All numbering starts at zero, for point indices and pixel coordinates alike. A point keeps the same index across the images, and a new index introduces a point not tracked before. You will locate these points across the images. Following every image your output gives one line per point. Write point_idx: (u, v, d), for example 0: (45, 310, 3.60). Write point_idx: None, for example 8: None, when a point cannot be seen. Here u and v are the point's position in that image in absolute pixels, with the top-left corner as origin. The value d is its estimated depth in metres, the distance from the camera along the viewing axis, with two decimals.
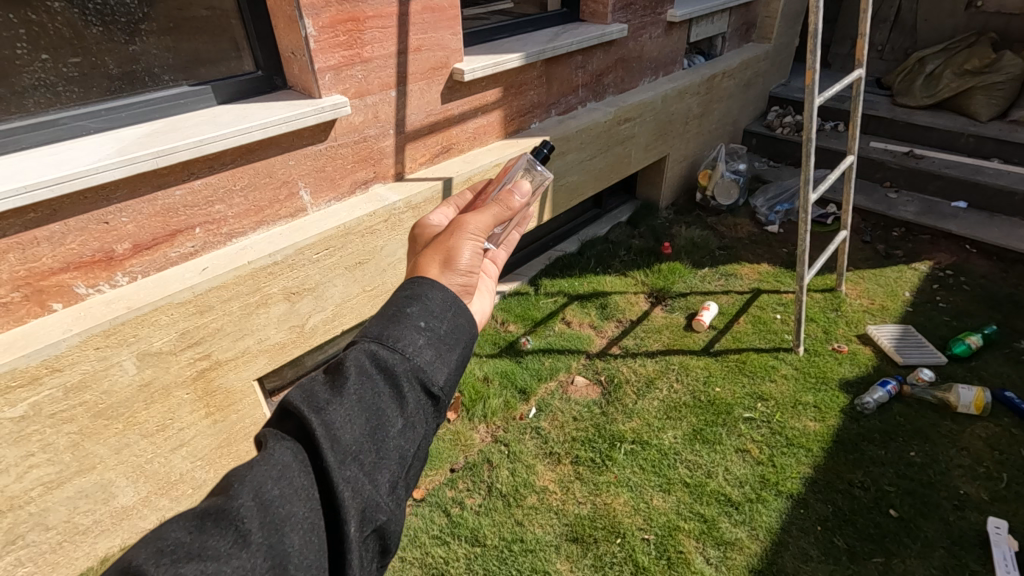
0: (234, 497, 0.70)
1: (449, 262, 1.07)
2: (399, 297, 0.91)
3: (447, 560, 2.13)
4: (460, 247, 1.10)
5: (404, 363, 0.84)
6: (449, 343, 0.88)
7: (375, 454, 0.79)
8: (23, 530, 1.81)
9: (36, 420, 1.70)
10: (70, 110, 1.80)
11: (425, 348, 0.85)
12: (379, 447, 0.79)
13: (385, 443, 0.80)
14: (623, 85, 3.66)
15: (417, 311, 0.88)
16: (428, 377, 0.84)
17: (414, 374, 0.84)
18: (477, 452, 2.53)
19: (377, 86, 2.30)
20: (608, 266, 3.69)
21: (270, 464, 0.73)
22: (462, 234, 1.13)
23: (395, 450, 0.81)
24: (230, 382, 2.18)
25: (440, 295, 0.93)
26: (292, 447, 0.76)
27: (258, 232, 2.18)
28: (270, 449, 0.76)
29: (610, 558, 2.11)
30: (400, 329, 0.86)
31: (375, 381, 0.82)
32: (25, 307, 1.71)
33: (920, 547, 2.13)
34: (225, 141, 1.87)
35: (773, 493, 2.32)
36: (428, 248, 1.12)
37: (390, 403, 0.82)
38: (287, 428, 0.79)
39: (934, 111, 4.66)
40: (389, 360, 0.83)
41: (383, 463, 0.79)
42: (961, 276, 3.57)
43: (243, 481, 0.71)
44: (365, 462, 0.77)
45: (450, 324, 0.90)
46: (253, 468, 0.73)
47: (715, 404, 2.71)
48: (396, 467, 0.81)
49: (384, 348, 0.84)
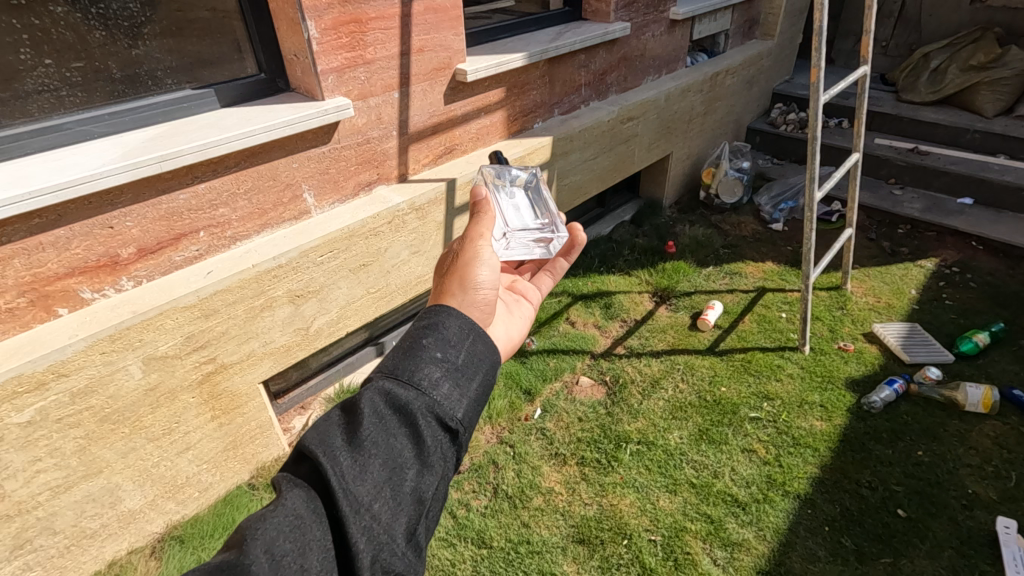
0: (245, 552, 0.70)
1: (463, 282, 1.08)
2: (415, 328, 0.92)
3: (454, 562, 2.12)
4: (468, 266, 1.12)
5: (421, 399, 0.83)
6: (466, 374, 0.88)
7: (392, 498, 0.78)
8: (31, 534, 1.81)
9: (42, 425, 1.70)
10: (74, 115, 1.81)
11: (441, 380, 0.85)
12: (396, 490, 0.78)
13: (402, 485, 0.79)
14: (626, 83, 3.64)
15: (433, 342, 0.89)
16: (445, 411, 0.84)
17: (430, 409, 0.84)
18: (482, 453, 2.52)
19: (380, 88, 2.29)
20: (612, 265, 3.68)
21: (284, 513, 0.73)
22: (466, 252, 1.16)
23: (413, 492, 0.80)
24: (235, 385, 2.18)
25: (457, 323, 0.93)
26: (305, 494, 0.76)
27: (263, 234, 2.18)
28: (283, 496, 0.75)
29: (617, 560, 2.11)
30: (414, 362, 0.86)
31: (390, 420, 0.82)
32: (32, 313, 1.71)
33: (929, 547, 2.11)
34: (229, 145, 1.87)
35: (780, 493, 2.31)
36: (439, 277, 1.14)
37: (407, 442, 0.81)
38: (301, 472, 0.79)
39: (939, 107, 4.63)
40: (405, 396, 0.83)
41: (401, 507, 0.78)
42: (968, 273, 3.55)
43: (256, 535, 0.71)
44: (380, 508, 0.77)
45: (466, 353, 0.90)
46: (266, 520, 0.73)
47: (721, 404, 2.70)
48: (413, 510, 0.80)
49: (399, 385, 0.84)
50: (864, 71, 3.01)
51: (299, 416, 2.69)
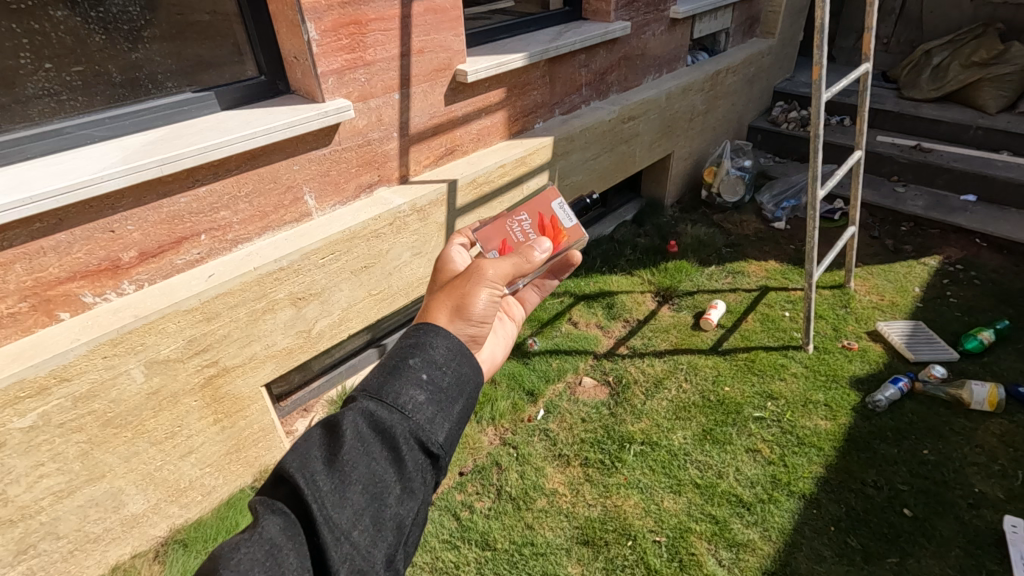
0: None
1: (457, 313, 1.04)
2: (401, 347, 0.91)
3: (458, 564, 2.12)
4: (477, 294, 1.09)
5: (404, 423, 0.83)
6: (451, 397, 0.88)
7: (372, 525, 0.78)
8: (34, 539, 1.81)
9: (45, 430, 1.70)
10: (75, 119, 1.79)
11: (426, 403, 0.85)
12: (377, 516, 0.78)
13: (383, 511, 0.79)
14: (627, 83, 3.64)
15: (419, 363, 0.88)
16: (428, 436, 0.84)
17: (413, 434, 0.83)
18: (486, 454, 2.51)
19: (380, 89, 2.29)
20: (614, 265, 3.67)
21: (258, 541, 0.72)
22: (482, 282, 1.12)
23: (394, 519, 0.80)
24: (238, 388, 2.18)
25: (445, 343, 0.93)
26: (282, 521, 0.75)
27: (264, 237, 2.18)
28: (259, 524, 0.74)
29: (621, 561, 2.10)
30: (399, 384, 0.85)
31: (372, 445, 0.81)
32: (33, 317, 1.71)
33: (936, 547, 2.10)
34: (229, 148, 1.86)
35: (785, 493, 2.30)
36: (442, 290, 1.10)
37: (389, 467, 0.81)
38: (280, 494, 0.78)
39: (941, 103, 4.61)
40: (389, 419, 0.83)
41: (381, 533, 0.78)
42: (972, 270, 3.53)
43: (229, 565, 0.70)
44: (360, 536, 0.77)
45: (452, 375, 0.90)
46: (244, 546, 0.72)
47: (725, 403, 2.70)
48: (393, 537, 0.80)
49: (384, 408, 0.83)
50: (866, 69, 2.99)
51: (302, 419, 2.69)
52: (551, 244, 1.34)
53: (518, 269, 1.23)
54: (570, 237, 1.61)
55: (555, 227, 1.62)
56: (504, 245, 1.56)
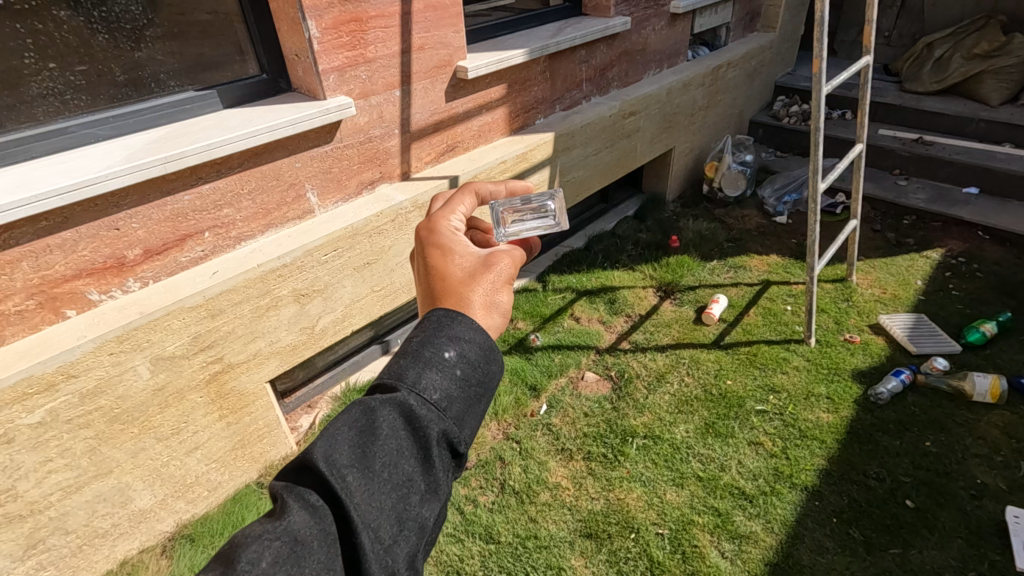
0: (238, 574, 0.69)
1: (490, 301, 1.05)
2: (435, 337, 0.90)
3: (462, 557, 2.13)
4: (502, 291, 1.07)
5: (437, 421, 0.84)
6: (478, 395, 0.90)
7: (398, 523, 0.79)
8: (43, 534, 1.83)
9: (53, 426, 1.72)
10: (79, 118, 1.82)
11: (457, 401, 0.87)
12: (402, 515, 0.80)
13: (408, 510, 0.81)
14: (627, 78, 3.64)
15: (453, 357, 0.89)
16: (456, 435, 0.86)
17: (444, 433, 0.85)
18: (489, 449, 2.53)
19: (381, 86, 2.30)
20: (616, 260, 3.68)
21: (281, 535, 0.72)
22: (503, 276, 1.09)
23: (417, 518, 0.81)
24: (243, 385, 2.19)
25: (476, 338, 0.93)
26: (310, 516, 0.75)
27: (267, 234, 2.19)
28: (285, 516, 0.74)
29: (624, 553, 2.11)
30: (435, 378, 0.86)
31: (404, 441, 0.82)
32: (40, 315, 1.73)
33: (938, 537, 2.11)
34: (232, 145, 1.88)
35: (788, 485, 2.31)
36: (468, 283, 1.05)
37: (417, 465, 0.82)
38: (304, 483, 0.78)
39: (943, 96, 4.60)
40: (424, 415, 0.83)
41: (405, 531, 0.80)
42: (975, 263, 3.52)
43: (248, 560, 0.70)
44: (386, 533, 0.78)
45: (482, 372, 0.91)
46: (268, 537, 0.72)
47: (727, 397, 2.71)
48: (416, 535, 0.82)
49: (419, 403, 0.84)
50: (868, 62, 2.98)
51: (306, 415, 2.70)
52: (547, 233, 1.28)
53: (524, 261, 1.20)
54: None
55: None
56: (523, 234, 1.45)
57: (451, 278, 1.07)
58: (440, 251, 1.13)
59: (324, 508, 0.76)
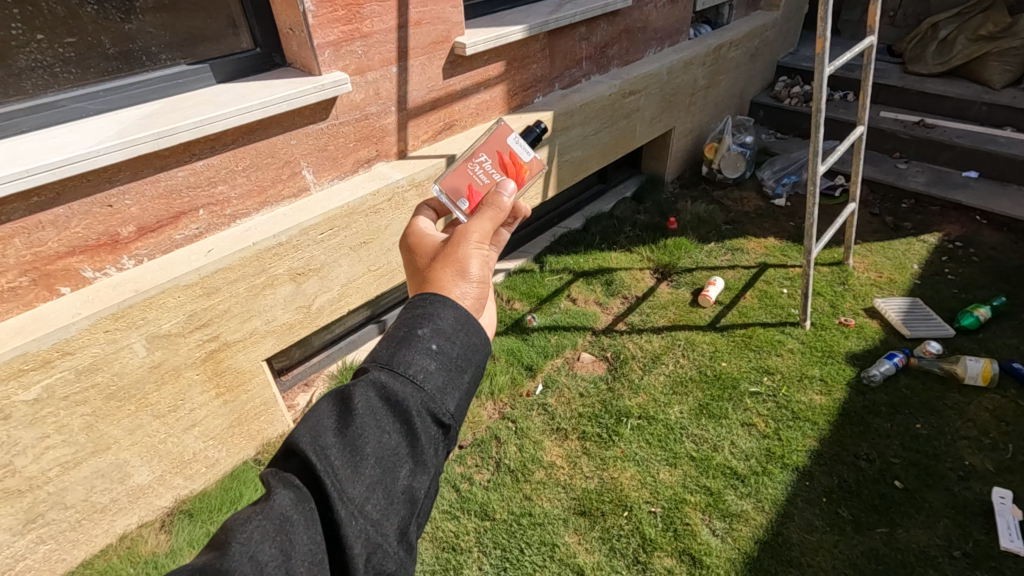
0: (228, 557, 0.69)
1: (462, 274, 1.05)
2: (409, 318, 0.92)
3: (458, 534, 2.16)
4: (471, 258, 1.08)
5: (416, 395, 0.84)
6: (460, 367, 0.90)
7: (385, 497, 0.80)
8: (43, 509, 1.84)
9: (50, 403, 1.73)
10: (69, 92, 1.78)
11: (436, 374, 0.86)
12: (388, 490, 0.80)
13: (394, 484, 0.81)
14: (628, 56, 3.59)
15: (427, 334, 0.89)
16: (439, 407, 0.85)
17: (425, 406, 0.85)
18: (484, 428, 2.55)
19: (378, 62, 2.26)
20: (613, 242, 3.68)
21: (269, 515, 0.73)
22: (470, 244, 1.10)
23: (405, 490, 0.82)
24: (240, 363, 2.20)
25: (451, 313, 0.94)
26: (295, 495, 0.75)
27: (262, 213, 2.17)
28: (271, 497, 0.75)
29: (617, 531, 2.15)
30: (410, 354, 0.86)
31: (384, 417, 0.82)
32: (34, 292, 1.72)
33: (925, 517, 2.14)
34: (225, 121, 1.85)
35: (779, 465, 2.34)
36: (434, 262, 1.08)
37: (401, 440, 0.83)
38: (291, 467, 0.79)
39: (946, 79, 4.55)
40: (401, 391, 0.84)
41: (392, 506, 0.80)
42: (971, 248, 3.53)
43: (238, 540, 0.71)
44: (373, 507, 0.78)
45: (461, 346, 0.91)
46: (257, 519, 0.72)
47: (721, 378, 2.73)
48: (404, 508, 0.82)
49: (395, 379, 0.84)
50: (872, 42, 2.94)
51: (304, 393, 2.71)
52: (515, 182, 1.26)
53: (496, 222, 1.19)
54: (531, 171, 1.60)
55: (514, 165, 1.58)
56: (471, 191, 1.53)
57: (421, 265, 1.11)
58: (410, 253, 1.19)
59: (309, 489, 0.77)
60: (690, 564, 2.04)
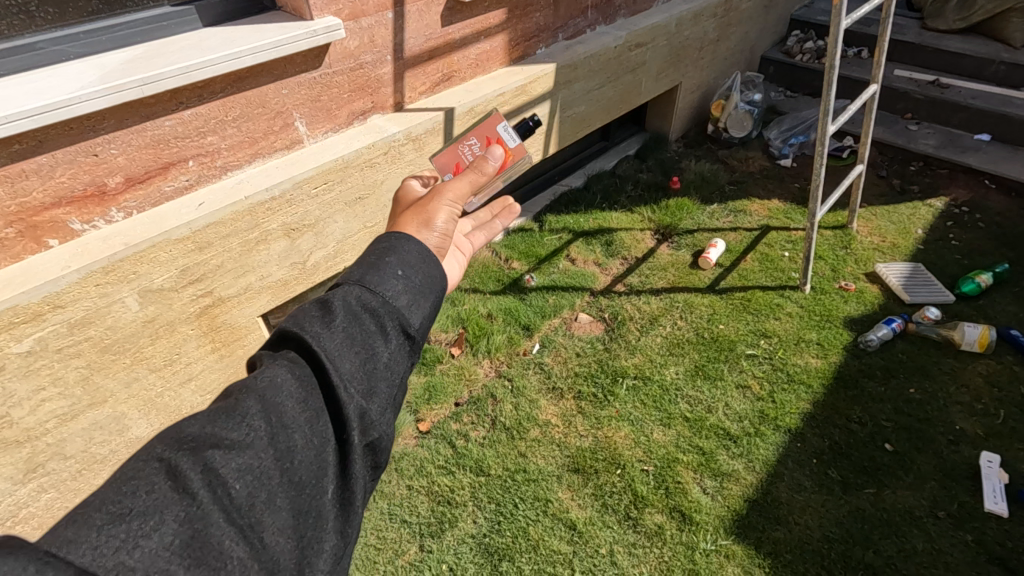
0: (197, 457, 0.66)
1: (426, 223, 1.06)
2: (377, 248, 0.90)
3: (453, 488, 2.19)
4: (439, 211, 1.08)
5: (384, 308, 0.83)
6: (425, 291, 0.87)
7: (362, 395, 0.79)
8: (42, 459, 1.86)
9: (43, 355, 1.72)
10: (46, 33, 1.69)
11: (402, 294, 0.85)
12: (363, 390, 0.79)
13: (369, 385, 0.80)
14: (635, 6, 3.43)
15: (393, 261, 0.87)
16: (405, 319, 0.84)
17: (394, 319, 0.84)
18: (481, 386, 2.56)
19: (372, 7, 2.15)
20: (614, 201, 3.62)
21: (243, 414, 0.71)
22: (443, 198, 1.11)
23: (380, 392, 0.81)
24: (235, 318, 2.18)
25: (416, 247, 0.91)
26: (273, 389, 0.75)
27: (254, 165, 2.11)
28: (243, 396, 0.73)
29: (610, 488, 2.18)
30: (377, 276, 0.85)
31: (356, 325, 0.81)
32: (21, 244, 1.68)
33: (912, 479, 2.18)
34: (213, 68, 1.78)
35: (772, 427, 2.36)
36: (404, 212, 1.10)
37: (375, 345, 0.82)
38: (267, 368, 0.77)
39: (965, 35, 4.38)
40: (371, 302, 0.83)
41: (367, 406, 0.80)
42: (977, 213, 3.47)
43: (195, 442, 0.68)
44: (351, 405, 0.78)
45: (424, 273, 0.89)
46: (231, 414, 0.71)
47: (718, 340, 2.73)
48: (380, 409, 0.81)
49: (365, 292, 0.83)
50: None
51: None
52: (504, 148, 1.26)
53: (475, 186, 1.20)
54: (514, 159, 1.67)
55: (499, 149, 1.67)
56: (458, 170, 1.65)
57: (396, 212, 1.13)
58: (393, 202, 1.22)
59: (278, 387, 0.75)
60: (680, 520, 2.08)
